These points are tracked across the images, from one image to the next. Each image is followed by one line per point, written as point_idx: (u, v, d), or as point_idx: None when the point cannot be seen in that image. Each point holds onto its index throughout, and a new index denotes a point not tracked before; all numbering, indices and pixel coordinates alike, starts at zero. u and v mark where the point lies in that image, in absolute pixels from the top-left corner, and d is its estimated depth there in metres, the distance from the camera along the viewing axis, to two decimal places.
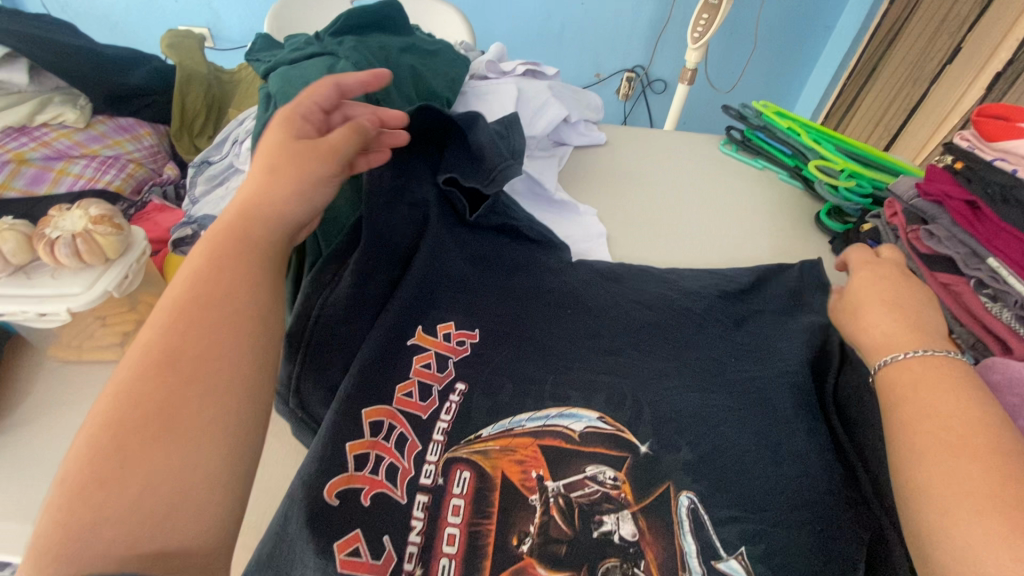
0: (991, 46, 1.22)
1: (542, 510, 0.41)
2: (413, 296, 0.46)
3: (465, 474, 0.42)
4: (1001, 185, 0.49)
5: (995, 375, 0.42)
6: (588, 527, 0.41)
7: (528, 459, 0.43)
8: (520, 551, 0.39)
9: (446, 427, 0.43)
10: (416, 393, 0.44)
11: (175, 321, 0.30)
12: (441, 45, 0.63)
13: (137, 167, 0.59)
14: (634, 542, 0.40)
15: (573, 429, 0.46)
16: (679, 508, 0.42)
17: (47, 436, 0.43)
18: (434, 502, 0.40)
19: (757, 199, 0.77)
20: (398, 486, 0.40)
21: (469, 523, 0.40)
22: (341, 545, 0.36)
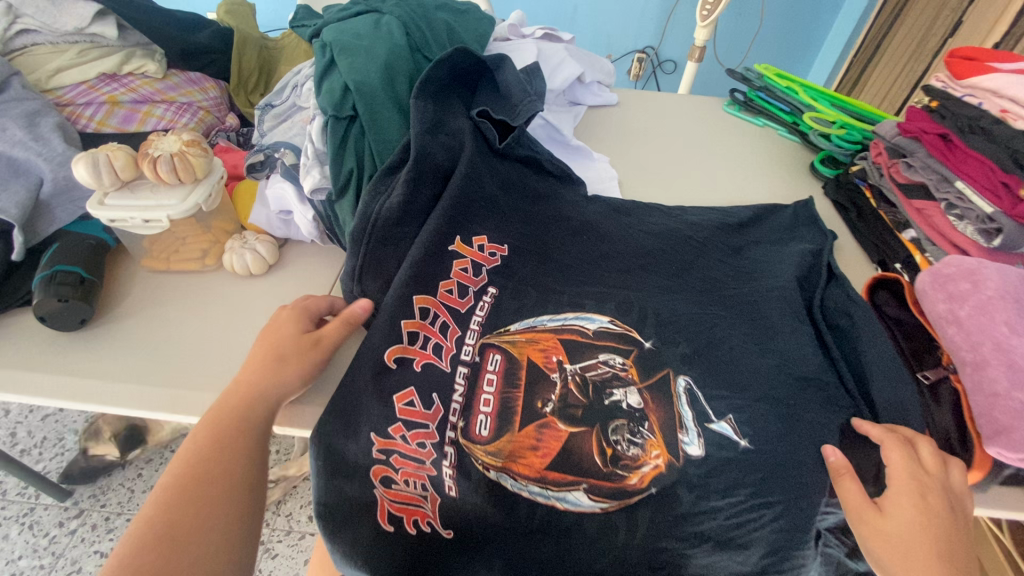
0: (990, 23, 1.26)
1: (561, 385, 0.48)
2: (453, 210, 0.53)
3: (497, 356, 0.49)
4: (969, 118, 0.55)
5: (951, 268, 0.48)
6: (601, 397, 0.48)
7: (549, 349, 0.50)
8: (545, 411, 0.47)
9: (480, 320, 0.51)
10: (456, 291, 0.51)
11: (200, 464, 0.37)
12: (471, 5, 0.71)
13: (206, 114, 0.67)
14: (640, 408, 0.48)
15: (587, 327, 0.52)
16: (677, 387, 0.49)
17: (150, 325, 0.52)
18: (473, 374, 0.48)
19: (757, 151, 0.84)
20: (443, 358, 0.48)
21: (502, 391, 0.48)
22: (400, 396, 0.45)
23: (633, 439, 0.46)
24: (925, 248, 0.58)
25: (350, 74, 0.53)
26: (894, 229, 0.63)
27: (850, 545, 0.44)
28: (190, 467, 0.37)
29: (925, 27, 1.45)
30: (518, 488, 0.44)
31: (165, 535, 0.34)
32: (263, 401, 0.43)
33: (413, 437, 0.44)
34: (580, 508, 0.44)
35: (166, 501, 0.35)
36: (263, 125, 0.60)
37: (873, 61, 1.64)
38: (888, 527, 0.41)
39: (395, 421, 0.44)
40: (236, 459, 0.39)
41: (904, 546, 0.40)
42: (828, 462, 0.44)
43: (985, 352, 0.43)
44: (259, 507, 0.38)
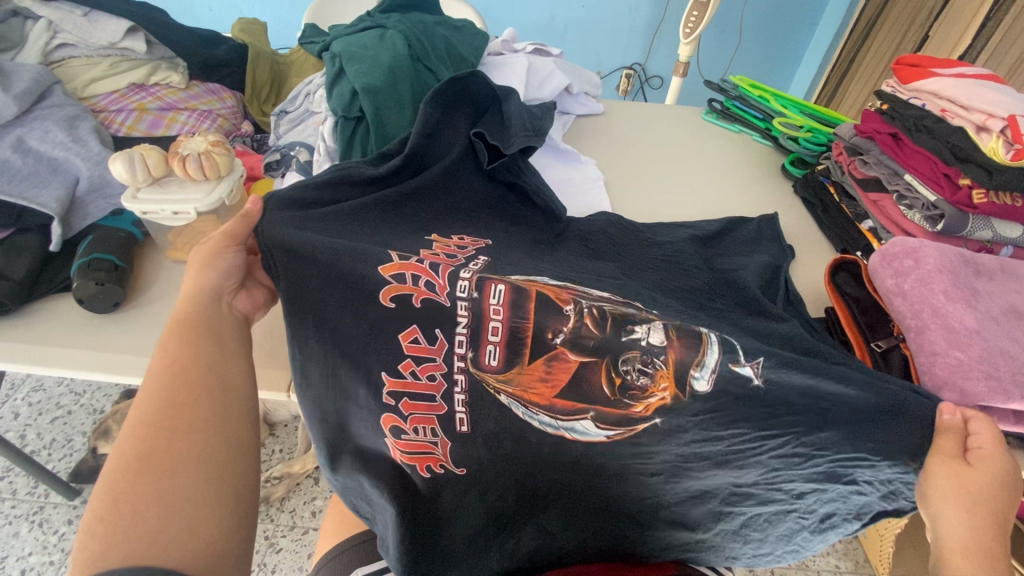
0: (955, 39, 1.37)
1: (576, 317, 0.45)
2: (419, 206, 0.56)
3: (500, 287, 0.46)
4: (915, 118, 0.62)
5: (896, 247, 0.53)
6: (620, 334, 0.45)
7: (557, 292, 0.47)
8: (555, 342, 0.44)
9: (469, 278, 0.47)
10: (444, 254, 0.50)
11: (162, 364, 0.41)
12: (467, 21, 0.78)
13: (224, 121, 0.73)
14: (662, 346, 0.44)
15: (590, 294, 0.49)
16: (708, 335, 0.45)
17: (179, 308, 0.57)
18: (475, 312, 0.45)
19: (733, 154, 0.90)
20: (439, 293, 0.45)
21: (508, 321, 0.45)
22: (404, 334, 0.44)
23: (644, 369, 0.44)
24: (882, 236, 0.65)
25: (358, 80, 0.59)
26: (853, 219, 0.70)
27: (888, 491, 0.44)
28: (157, 370, 0.41)
29: (896, 41, 1.55)
30: (529, 417, 0.45)
31: (151, 425, 0.38)
32: (208, 306, 0.45)
33: (422, 372, 0.44)
34: (587, 438, 0.45)
35: (150, 403, 0.39)
36: (279, 128, 0.66)
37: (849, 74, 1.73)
38: (972, 477, 0.40)
39: (403, 358, 0.44)
40: (200, 354, 0.42)
41: (975, 501, 0.39)
42: (936, 420, 0.42)
43: (925, 319, 0.48)
44: (223, 386, 0.42)
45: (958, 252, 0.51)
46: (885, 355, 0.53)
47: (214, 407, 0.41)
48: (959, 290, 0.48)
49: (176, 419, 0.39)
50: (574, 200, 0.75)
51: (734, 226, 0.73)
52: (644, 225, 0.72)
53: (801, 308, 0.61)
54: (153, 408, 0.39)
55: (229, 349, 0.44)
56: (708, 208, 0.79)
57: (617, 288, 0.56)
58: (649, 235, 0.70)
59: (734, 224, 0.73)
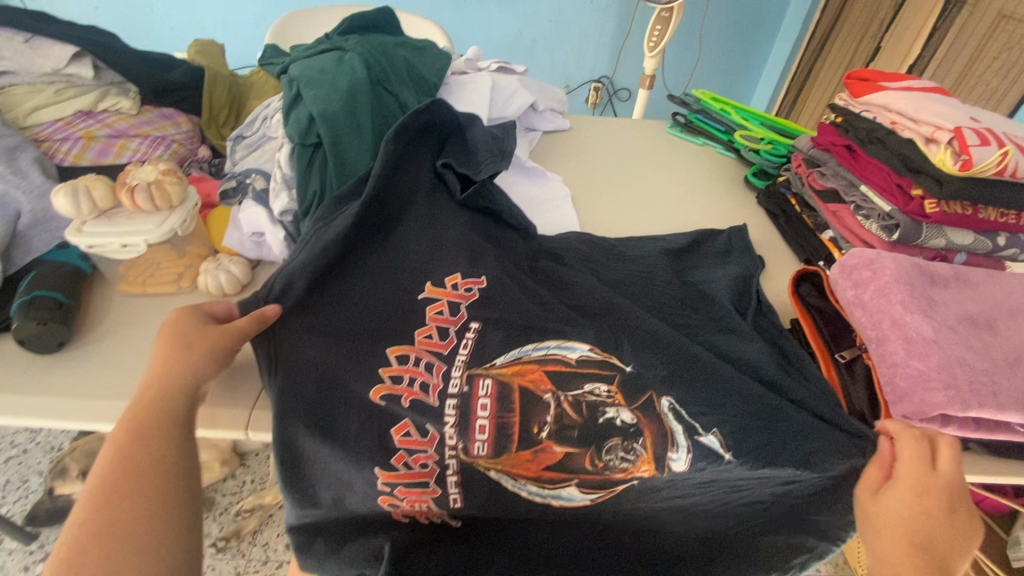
0: (905, 47, 1.44)
1: (555, 406, 0.49)
2: (406, 259, 0.55)
3: (487, 381, 0.50)
4: (868, 130, 0.63)
5: (853, 259, 0.54)
6: (595, 414, 0.49)
7: (538, 378, 0.51)
8: (541, 437, 0.48)
9: (466, 356, 0.51)
10: (435, 335, 0.52)
11: (120, 456, 0.37)
12: (428, 42, 0.78)
13: (179, 146, 0.71)
14: (633, 424, 0.49)
15: (570, 356, 0.53)
16: (663, 406, 0.50)
17: (130, 345, 0.55)
18: (462, 406, 0.48)
19: (697, 167, 0.92)
20: (430, 394, 0.48)
21: (496, 416, 0.48)
22: (397, 429, 0.47)
23: (626, 455, 0.48)
24: (842, 246, 0.66)
25: (315, 105, 0.57)
26: (814, 229, 0.71)
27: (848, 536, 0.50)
28: (113, 461, 0.37)
29: (851, 51, 1.62)
30: (518, 489, 0.48)
31: (95, 527, 0.34)
32: (179, 401, 0.42)
33: (415, 462, 0.47)
34: (574, 503, 0.48)
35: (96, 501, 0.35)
36: (235, 154, 0.63)
37: (808, 84, 1.79)
38: (885, 509, 0.42)
39: (396, 452, 0.46)
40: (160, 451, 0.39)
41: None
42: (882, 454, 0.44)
43: (885, 330, 0.48)
44: (186, 484, 0.38)
45: (913, 262, 0.53)
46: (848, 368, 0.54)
47: (175, 503, 0.37)
48: (915, 300, 0.49)
49: (130, 518, 0.35)
50: (543, 217, 0.75)
51: (702, 237, 0.73)
52: (615, 239, 0.72)
53: (774, 319, 0.61)
54: (101, 505, 0.35)
55: (193, 447, 0.41)
56: (675, 221, 0.79)
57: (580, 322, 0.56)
58: (617, 250, 0.70)
59: (703, 237, 0.73)
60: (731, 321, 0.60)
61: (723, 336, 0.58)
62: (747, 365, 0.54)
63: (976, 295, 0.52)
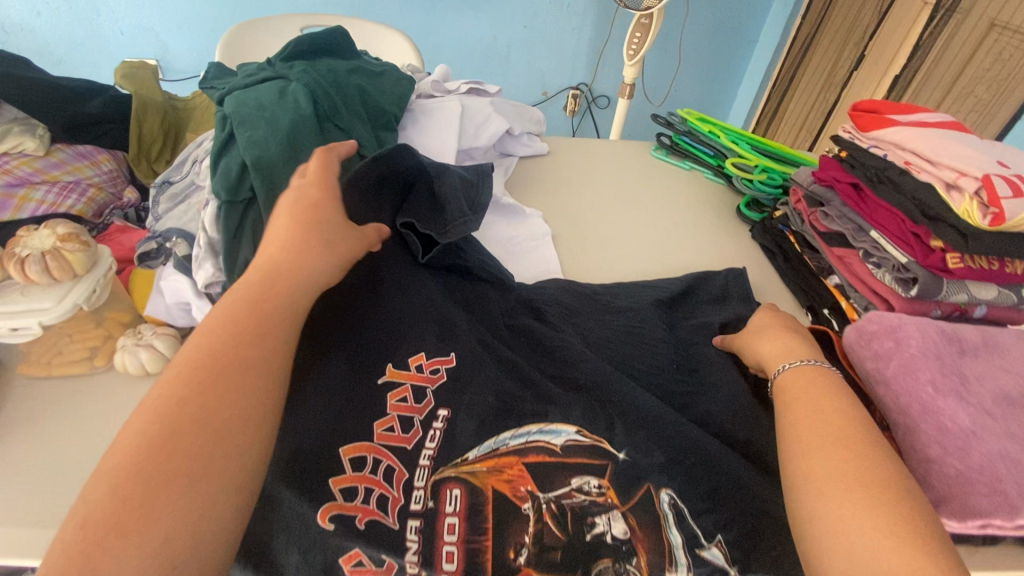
0: (890, 55, 1.41)
1: (535, 518, 0.42)
2: (375, 340, 0.48)
3: (455, 492, 0.43)
4: (877, 168, 0.57)
5: (874, 325, 0.48)
6: (582, 529, 0.42)
7: (515, 478, 0.44)
8: (519, 563, 0.40)
9: (432, 452, 0.45)
10: (398, 427, 0.45)
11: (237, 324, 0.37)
12: (387, 67, 0.70)
13: (98, 191, 0.61)
14: (626, 539, 0.42)
15: (555, 443, 0.47)
16: (661, 503, 0.44)
17: (23, 446, 0.46)
18: (426, 525, 0.41)
19: (686, 196, 0.85)
20: (389, 513, 0.41)
21: (464, 540, 0.41)
22: (346, 558, 0.38)
23: None
24: (849, 293, 0.60)
25: (248, 150, 0.49)
26: (818, 273, 0.65)
27: None
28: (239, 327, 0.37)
29: (834, 59, 1.58)
30: None
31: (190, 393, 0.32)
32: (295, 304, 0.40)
33: None
34: None
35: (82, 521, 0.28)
36: (157, 207, 0.53)
37: (790, 92, 1.73)
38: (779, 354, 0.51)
39: None
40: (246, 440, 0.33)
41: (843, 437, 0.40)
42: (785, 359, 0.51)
43: (913, 414, 0.42)
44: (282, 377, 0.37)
45: (938, 328, 0.47)
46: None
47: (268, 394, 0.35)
48: (945, 378, 0.43)
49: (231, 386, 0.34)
50: (520, 263, 0.67)
51: (696, 282, 0.67)
52: (600, 286, 0.65)
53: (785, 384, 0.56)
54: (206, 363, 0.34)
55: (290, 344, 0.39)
56: (665, 260, 0.72)
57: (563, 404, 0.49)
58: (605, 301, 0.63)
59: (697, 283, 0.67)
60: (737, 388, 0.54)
61: (728, 408, 0.52)
62: (751, 448, 0.49)
63: (1009, 365, 0.46)
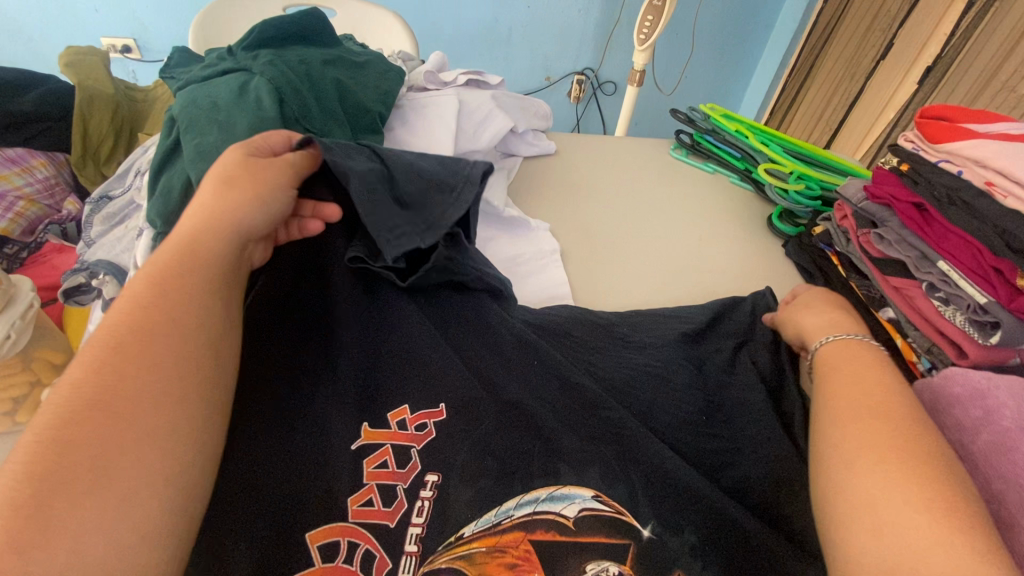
0: (921, 42, 1.28)
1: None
2: (348, 388, 0.39)
3: None
4: (947, 188, 0.49)
5: (956, 388, 0.41)
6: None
7: (520, 566, 0.35)
8: None
9: (420, 532, 0.35)
10: (377, 500, 0.36)
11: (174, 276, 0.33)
12: (370, 56, 0.61)
13: (30, 205, 0.53)
14: None
15: (567, 515, 0.37)
16: None
17: None
18: None
19: (710, 203, 0.76)
20: None
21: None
22: None
23: None
24: (906, 331, 0.51)
25: (193, 165, 0.40)
26: (868, 304, 0.56)
27: None
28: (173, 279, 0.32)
29: (859, 42, 1.44)
30: None
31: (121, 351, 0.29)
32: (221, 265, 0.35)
33: None
34: None
35: None
36: (89, 229, 0.44)
37: (809, 81, 1.61)
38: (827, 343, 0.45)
39: None
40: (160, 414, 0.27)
41: (876, 414, 0.36)
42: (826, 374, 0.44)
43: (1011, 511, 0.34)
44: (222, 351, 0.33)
45: None
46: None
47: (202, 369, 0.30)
48: None
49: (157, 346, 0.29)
50: (525, 286, 0.59)
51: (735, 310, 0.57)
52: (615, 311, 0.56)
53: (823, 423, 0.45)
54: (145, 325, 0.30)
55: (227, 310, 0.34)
56: (689, 281, 0.64)
57: (579, 465, 0.39)
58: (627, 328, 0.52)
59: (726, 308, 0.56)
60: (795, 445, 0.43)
61: (779, 470, 0.41)
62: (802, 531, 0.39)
63: None
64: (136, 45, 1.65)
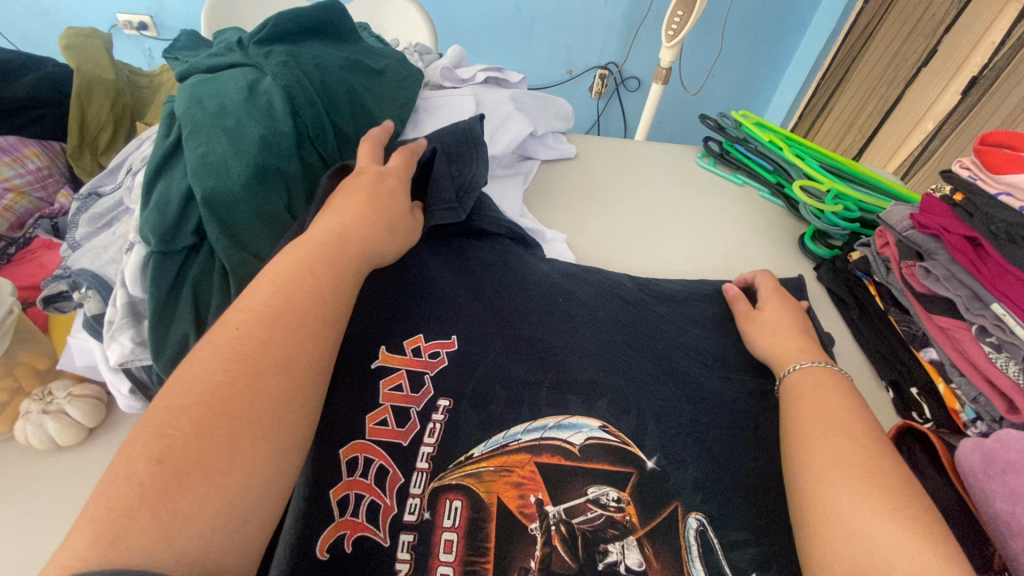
0: (966, 50, 1.17)
1: (543, 540, 0.38)
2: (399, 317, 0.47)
3: (455, 504, 0.39)
4: (1006, 222, 0.44)
5: (1012, 453, 0.36)
6: (593, 557, 0.38)
7: (524, 483, 0.41)
8: None
9: (430, 452, 0.41)
10: (391, 420, 0.41)
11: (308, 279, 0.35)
12: (390, 58, 0.58)
13: (19, 197, 0.51)
14: (641, 572, 0.38)
15: (573, 442, 0.43)
16: (687, 531, 0.39)
17: None
18: (421, 539, 0.37)
19: (738, 217, 0.72)
20: (381, 527, 0.37)
21: (463, 561, 0.37)
22: None
23: None
24: (950, 375, 0.47)
25: (194, 176, 0.37)
26: (907, 341, 0.52)
27: None
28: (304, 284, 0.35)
29: (897, 47, 1.33)
30: None
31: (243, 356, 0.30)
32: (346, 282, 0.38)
33: None
34: None
35: None
36: (74, 232, 0.41)
37: (842, 86, 1.51)
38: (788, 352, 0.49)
39: None
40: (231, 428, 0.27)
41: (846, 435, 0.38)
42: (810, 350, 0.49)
43: None
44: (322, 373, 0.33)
45: None
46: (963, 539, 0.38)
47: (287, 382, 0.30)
48: None
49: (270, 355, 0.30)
50: None
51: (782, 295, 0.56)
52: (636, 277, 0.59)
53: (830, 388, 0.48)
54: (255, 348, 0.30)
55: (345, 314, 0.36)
56: None
57: (587, 406, 0.45)
58: (668, 310, 0.55)
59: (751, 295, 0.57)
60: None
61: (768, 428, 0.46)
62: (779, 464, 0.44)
63: None
64: (151, 21, 1.62)
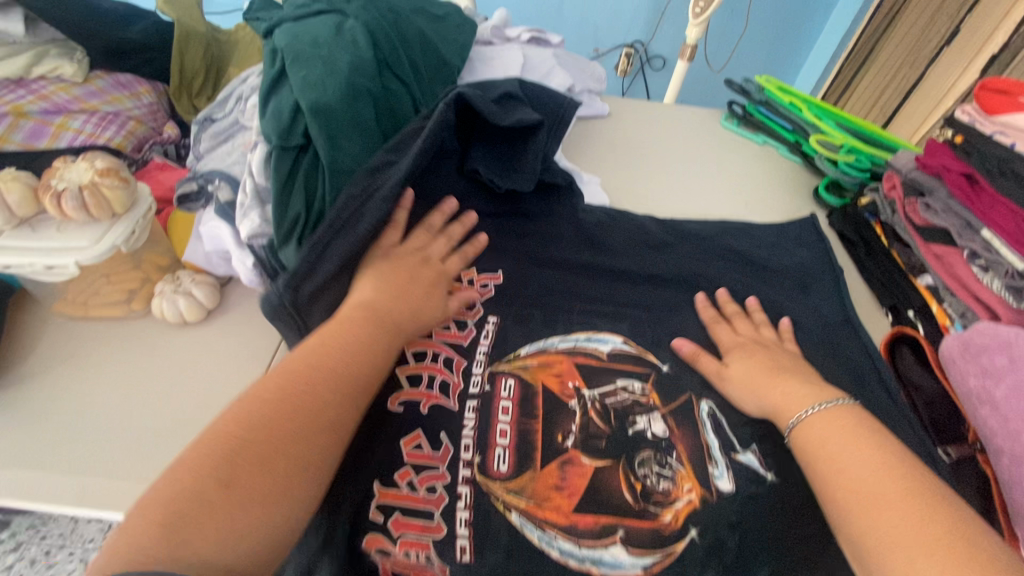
0: (989, 29, 1.20)
1: (581, 412, 0.45)
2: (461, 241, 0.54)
3: (510, 381, 0.47)
4: (999, 159, 0.50)
5: (984, 339, 0.42)
6: (625, 426, 0.45)
7: (564, 375, 0.48)
8: (566, 445, 0.43)
9: (486, 349, 0.49)
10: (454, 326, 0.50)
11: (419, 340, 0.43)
12: (448, 9, 0.65)
13: (137, 124, 0.59)
14: (665, 437, 0.44)
15: (601, 350, 0.50)
16: (701, 412, 0.46)
17: (55, 392, 0.44)
18: (483, 406, 0.45)
19: (757, 171, 0.78)
20: (450, 397, 0.45)
21: (517, 421, 0.44)
22: (407, 441, 0.42)
23: (662, 471, 0.42)
24: (942, 297, 0.53)
25: (302, 92, 0.44)
26: (907, 270, 0.58)
27: None
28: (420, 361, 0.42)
29: (921, 27, 1.36)
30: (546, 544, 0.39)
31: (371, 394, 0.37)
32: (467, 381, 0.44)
33: (421, 483, 0.40)
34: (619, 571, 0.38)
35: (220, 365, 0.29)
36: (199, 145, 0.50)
37: (867, 65, 1.54)
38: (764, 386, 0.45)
39: (402, 466, 0.40)
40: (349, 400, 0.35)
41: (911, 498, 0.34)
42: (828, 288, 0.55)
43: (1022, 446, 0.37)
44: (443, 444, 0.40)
45: None
46: (939, 422, 0.46)
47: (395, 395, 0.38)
48: None
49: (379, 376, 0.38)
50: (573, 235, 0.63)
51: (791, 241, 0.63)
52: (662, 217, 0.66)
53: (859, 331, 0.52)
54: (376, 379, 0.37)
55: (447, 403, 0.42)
56: None
57: (615, 320, 0.53)
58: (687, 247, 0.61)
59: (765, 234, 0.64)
60: (831, 334, 0.53)
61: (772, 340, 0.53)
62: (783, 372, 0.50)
63: None
64: None
